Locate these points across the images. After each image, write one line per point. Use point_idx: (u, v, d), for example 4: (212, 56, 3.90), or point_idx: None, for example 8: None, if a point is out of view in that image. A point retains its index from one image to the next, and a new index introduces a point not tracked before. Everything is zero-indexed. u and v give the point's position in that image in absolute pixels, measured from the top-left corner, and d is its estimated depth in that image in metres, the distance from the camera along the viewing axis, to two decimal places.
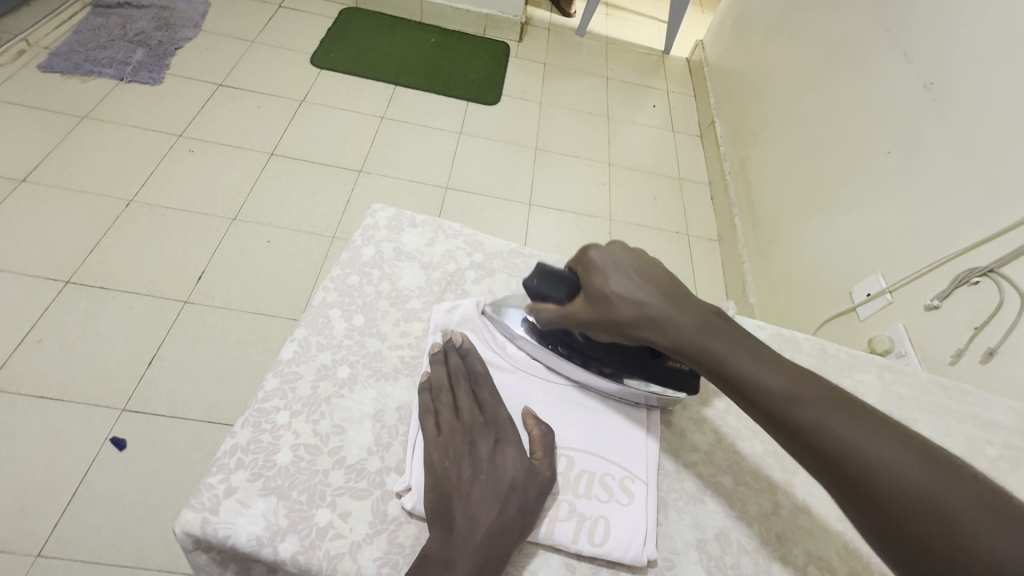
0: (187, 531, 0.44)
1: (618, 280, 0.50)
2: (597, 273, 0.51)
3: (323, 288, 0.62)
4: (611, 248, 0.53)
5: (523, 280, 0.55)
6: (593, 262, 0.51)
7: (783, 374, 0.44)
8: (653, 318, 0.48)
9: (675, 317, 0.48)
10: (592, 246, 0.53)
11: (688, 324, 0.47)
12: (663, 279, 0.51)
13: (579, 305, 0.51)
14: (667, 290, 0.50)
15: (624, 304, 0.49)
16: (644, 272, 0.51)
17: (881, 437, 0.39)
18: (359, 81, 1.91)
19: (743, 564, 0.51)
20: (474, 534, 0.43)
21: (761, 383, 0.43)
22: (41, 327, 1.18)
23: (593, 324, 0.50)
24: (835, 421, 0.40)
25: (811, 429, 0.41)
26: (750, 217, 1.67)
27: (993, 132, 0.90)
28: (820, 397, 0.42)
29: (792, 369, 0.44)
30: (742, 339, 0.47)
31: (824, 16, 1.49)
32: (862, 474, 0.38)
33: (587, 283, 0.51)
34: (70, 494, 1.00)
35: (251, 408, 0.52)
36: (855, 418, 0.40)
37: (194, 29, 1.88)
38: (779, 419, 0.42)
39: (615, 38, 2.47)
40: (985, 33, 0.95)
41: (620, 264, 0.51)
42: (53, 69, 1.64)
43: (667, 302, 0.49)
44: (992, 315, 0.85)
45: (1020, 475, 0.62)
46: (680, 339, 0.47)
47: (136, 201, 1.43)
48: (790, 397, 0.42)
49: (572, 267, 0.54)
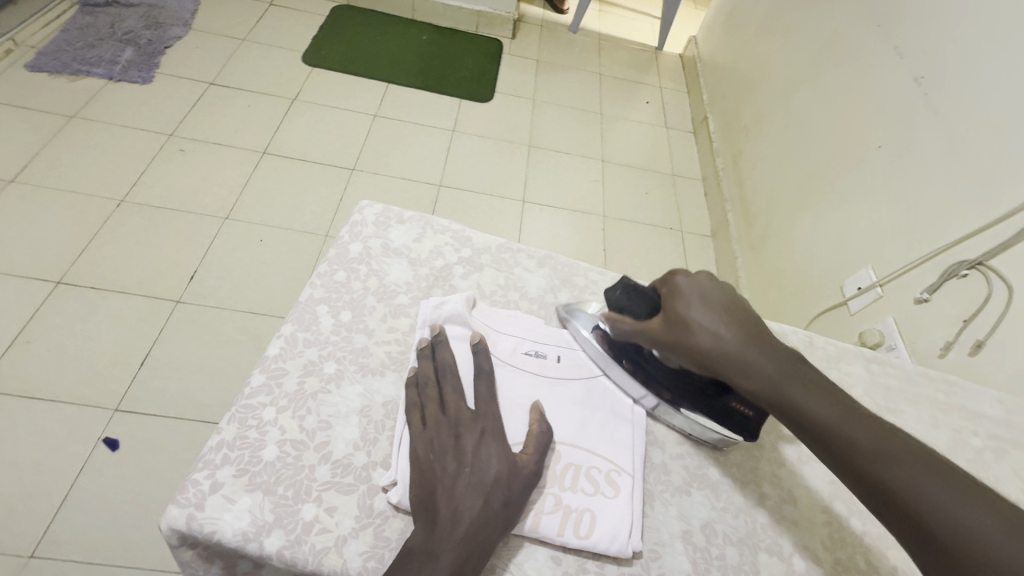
0: (172, 527, 0.45)
1: (702, 310, 0.50)
2: (681, 297, 0.51)
3: (309, 284, 0.62)
4: (698, 277, 0.53)
5: (608, 290, 0.58)
6: (679, 286, 0.52)
7: (860, 422, 0.44)
8: (732, 352, 0.49)
9: (754, 356, 0.48)
10: (680, 272, 0.54)
11: (767, 365, 0.48)
12: (745, 316, 0.51)
13: (657, 324, 0.52)
14: (749, 328, 0.50)
15: (704, 335, 0.49)
16: (727, 306, 0.51)
17: (956, 493, 0.39)
18: (351, 80, 1.90)
19: (728, 554, 0.51)
20: (457, 527, 0.44)
21: (839, 430, 0.44)
22: (31, 328, 1.18)
23: (669, 346, 0.51)
24: (911, 472, 0.41)
25: (884, 477, 0.41)
26: (742, 212, 1.68)
27: (981, 125, 0.91)
28: (898, 448, 0.42)
29: (870, 417, 0.45)
30: (821, 384, 0.47)
31: (815, 11, 1.49)
32: (934, 526, 0.39)
33: (669, 306, 0.52)
34: (62, 495, 1.00)
35: (236, 404, 0.52)
36: (930, 471, 0.41)
37: (184, 28, 1.87)
38: (851, 463, 0.43)
39: (608, 35, 2.47)
40: (975, 26, 0.96)
41: (706, 295, 0.51)
42: (42, 68, 1.63)
43: (748, 340, 0.49)
44: (981, 307, 0.85)
45: (1004, 465, 0.63)
46: (756, 377, 0.48)
47: (127, 201, 1.42)
48: (866, 448, 0.43)
49: (657, 288, 0.55)
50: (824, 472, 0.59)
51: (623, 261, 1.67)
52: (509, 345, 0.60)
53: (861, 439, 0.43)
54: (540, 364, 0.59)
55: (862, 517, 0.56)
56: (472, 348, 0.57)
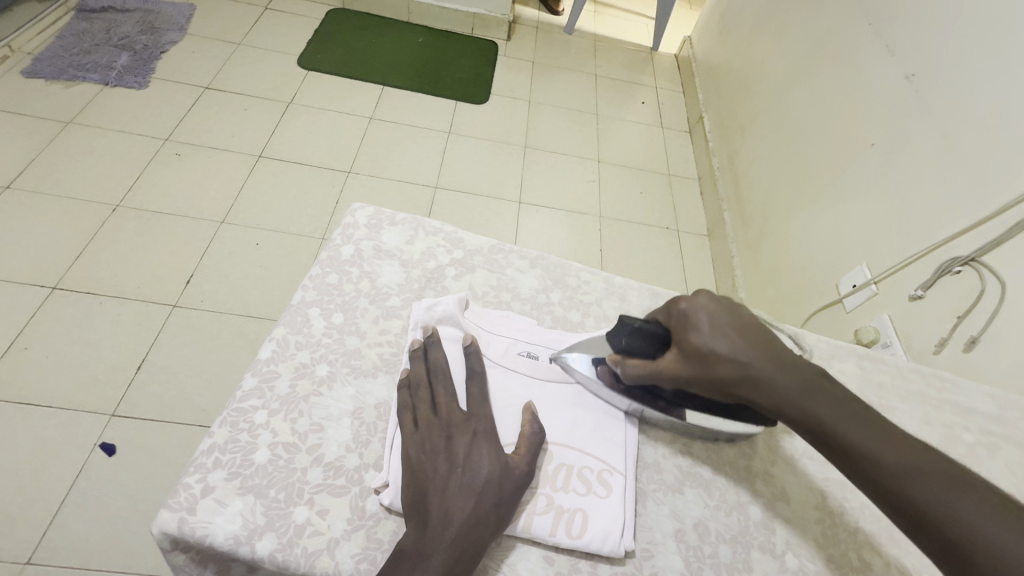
0: (164, 531, 0.45)
1: (716, 337, 0.50)
2: (693, 326, 0.51)
3: (301, 287, 0.62)
4: (706, 302, 0.52)
5: (610, 337, 0.57)
6: (688, 315, 0.52)
7: (888, 440, 0.43)
8: (753, 376, 0.48)
9: (775, 377, 0.47)
10: (684, 298, 0.54)
11: (790, 385, 0.47)
12: (760, 335, 0.51)
13: (672, 359, 0.51)
14: (766, 347, 0.49)
15: (722, 364, 0.49)
16: (741, 329, 0.50)
17: (991, 513, 0.38)
18: (346, 83, 1.90)
19: (721, 552, 0.51)
20: (448, 528, 0.44)
21: (866, 449, 0.43)
22: (27, 334, 1.17)
23: (689, 379, 0.51)
24: (944, 492, 0.40)
25: (918, 498, 0.40)
26: (738, 212, 1.68)
27: (972, 122, 0.91)
28: (928, 466, 0.41)
29: (898, 434, 0.44)
30: (846, 400, 0.46)
31: (808, 11, 1.49)
32: (971, 547, 0.37)
33: (681, 339, 0.51)
34: (60, 501, 1.00)
35: (229, 407, 0.52)
36: (963, 490, 0.40)
37: (179, 32, 1.87)
38: (882, 484, 0.42)
39: (603, 36, 2.47)
40: (966, 24, 0.96)
41: (717, 320, 0.51)
42: (37, 74, 1.63)
43: (767, 360, 0.48)
44: (974, 303, 0.86)
45: (996, 460, 0.63)
46: (778, 398, 0.47)
47: (123, 206, 1.42)
48: (896, 468, 0.41)
49: (664, 322, 0.55)
50: (817, 470, 0.59)
51: (620, 261, 1.67)
52: (501, 346, 0.60)
53: (887, 458, 0.42)
54: (532, 365, 0.59)
55: (855, 514, 0.56)
56: (463, 351, 0.57)
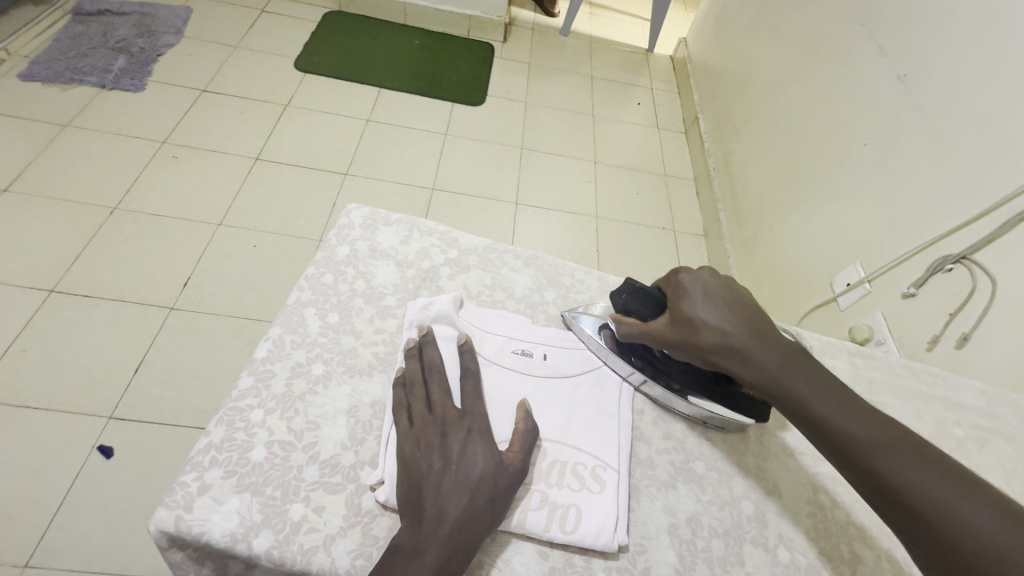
0: (161, 529, 0.45)
1: (707, 309, 0.51)
2: (686, 295, 0.52)
3: (297, 287, 0.63)
4: (703, 275, 0.53)
5: (613, 293, 0.58)
6: (684, 285, 0.52)
7: (860, 416, 0.45)
8: (737, 349, 0.50)
9: (758, 353, 0.49)
10: (684, 270, 0.54)
11: (772, 360, 0.49)
12: (749, 313, 0.52)
13: (662, 323, 0.53)
14: (754, 324, 0.51)
15: (709, 333, 0.50)
16: (731, 304, 0.52)
17: (949, 485, 0.40)
18: (343, 85, 1.91)
19: (713, 547, 0.52)
20: (443, 524, 0.45)
21: (838, 423, 0.45)
22: (25, 337, 1.18)
23: (676, 344, 0.52)
24: (906, 464, 0.42)
25: (881, 468, 0.42)
26: (734, 211, 1.69)
27: (962, 122, 0.92)
28: (894, 440, 0.43)
29: (870, 411, 0.46)
30: (824, 378, 0.48)
31: (802, 12, 1.51)
32: (926, 514, 0.40)
33: (675, 306, 0.52)
34: (59, 504, 1.00)
35: (225, 407, 0.52)
36: (926, 463, 0.42)
37: (176, 35, 1.88)
38: (849, 456, 0.44)
39: (599, 37, 2.49)
40: (957, 23, 0.97)
41: (711, 293, 0.52)
42: (34, 78, 1.63)
43: (752, 336, 0.50)
44: (966, 301, 0.86)
45: (986, 454, 0.63)
46: (759, 372, 0.49)
47: (120, 208, 1.43)
48: (864, 441, 0.44)
49: (662, 287, 0.55)
50: (808, 465, 0.59)
51: (617, 261, 1.67)
52: (496, 343, 0.61)
53: (856, 431, 0.44)
54: (527, 363, 0.60)
55: (847, 508, 0.57)
56: (457, 349, 0.58)
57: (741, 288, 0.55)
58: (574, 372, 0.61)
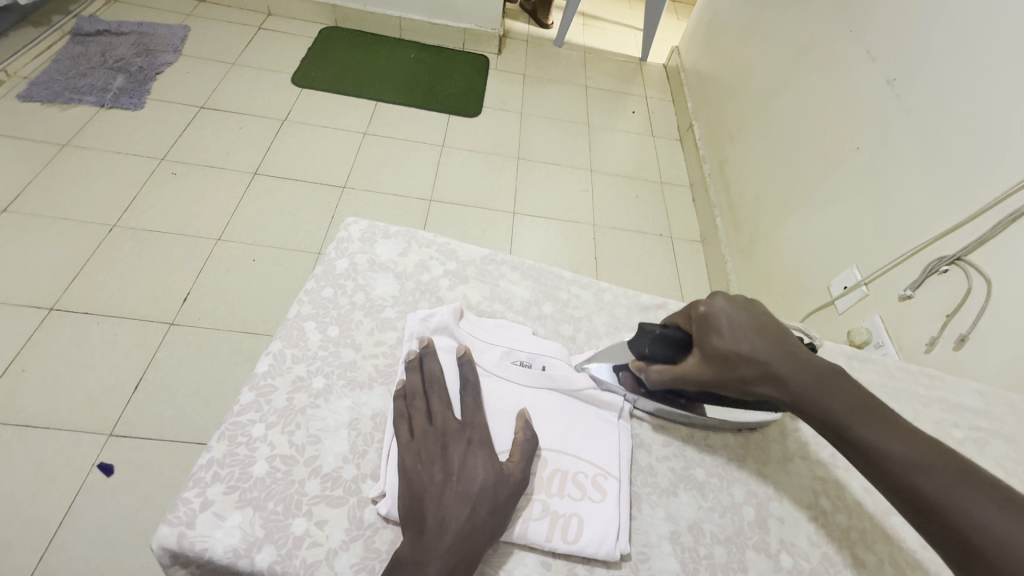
0: (163, 546, 0.45)
1: (736, 340, 0.52)
2: (713, 329, 0.53)
3: (297, 301, 0.63)
4: (724, 306, 0.54)
5: (635, 343, 0.59)
6: (709, 317, 0.54)
7: (901, 436, 0.45)
8: (769, 374, 0.50)
9: (792, 375, 0.50)
10: (703, 302, 0.55)
11: (806, 382, 0.49)
12: (778, 336, 0.53)
13: (694, 362, 0.53)
14: (782, 345, 0.51)
15: (744, 364, 0.51)
16: (758, 329, 0.52)
17: (997, 507, 0.40)
18: (340, 100, 1.93)
19: (716, 554, 0.52)
20: (444, 536, 0.45)
21: (876, 443, 0.45)
22: (24, 357, 1.17)
23: (713, 381, 0.52)
24: (948, 483, 0.42)
25: (927, 491, 0.42)
26: (731, 217, 1.70)
27: (953, 124, 0.93)
28: (934, 459, 0.43)
29: (912, 431, 0.45)
30: (858, 397, 0.48)
31: (792, 18, 1.52)
32: (974, 535, 0.39)
33: (703, 342, 0.53)
34: (58, 523, 1.00)
35: (226, 422, 0.52)
36: (973, 484, 0.41)
37: (173, 54, 1.90)
38: (892, 477, 0.44)
39: (592, 47, 2.52)
40: (946, 29, 0.98)
41: (737, 322, 0.53)
42: (34, 98, 1.65)
43: (784, 359, 0.50)
44: (962, 302, 0.87)
45: (986, 455, 0.63)
46: (794, 393, 0.49)
47: (119, 226, 1.43)
48: (901, 459, 0.44)
49: (684, 326, 0.57)
50: (809, 469, 0.59)
51: (615, 268, 1.68)
52: (496, 355, 0.61)
53: (894, 449, 0.44)
54: (527, 373, 0.60)
55: (848, 512, 0.57)
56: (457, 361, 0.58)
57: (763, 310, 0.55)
58: (572, 381, 0.60)
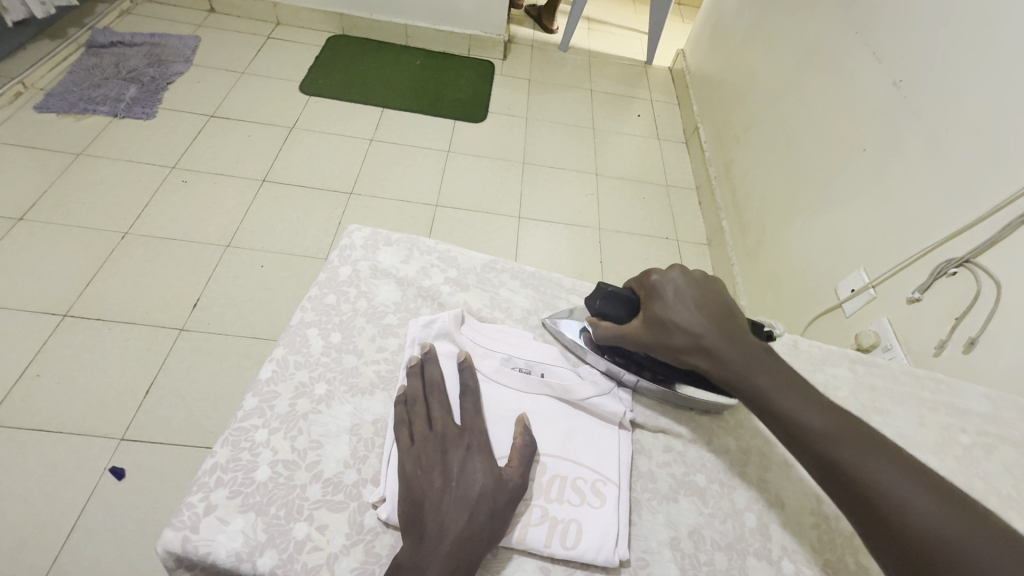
0: (168, 550, 0.46)
1: (678, 310, 0.54)
2: (658, 298, 0.55)
3: (301, 307, 0.64)
4: (675, 278, 0.56)
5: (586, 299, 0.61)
6: (656, 286, 0.56)
7: (821, 410, 0.47)
8: (703, 347, 0.52)
9: (725, 349, 0.51)
10: (656, 271, 0.57)
11: (738, 356, 0.50)
12: (722, 312, 0.54)
13: (636, 325, 0.56)
14: (722, 322, 0.53)
15: (679, 334, 0.53)
16: (703, 305, 0.54)
17: (905, 478, 0.42)
18: (347, 106, 1.95)
19: (716, 560, 0.52)
20: (442, 542, 0.45)
21: (800, 417, 0.47)
22: (39, 362, 1.20)
23: (650, 345, 0.55)
24: (861, 455, 0.43)
25: (840, 460, 0.44)
26: (738, 220, 1.68)
27: (960, 123, 0.92)
28: (852, 434, 0.45)
29: (832, 406, 0.47)
30: (787, 375, 0.50)
31: (797, 21, 1.52)
32: (877, 499, 0.41)
33: (647, 308, 0.56)
34: (70, 527, 1.01)
35: (230, 427, 0.53)
36: (882, 456, 0.43)
37: (185, 63, 1.94)
38: (806, 446, 0.46)
39: (598, 51, 2.53)
40: (952, 30, 0.97)
41: (683, 295, 0.55)
42: (50, 109, 1.69)
43: (721, 335, 0.52)
44: (971, 304, 0.86)
45: (994, 461, 0.62)
46: (729, 368, 0.50)
47: (131, 234, 1.46)
48: (821, 432, 0.45)
49: (635, 291, 0.59)
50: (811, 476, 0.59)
51: (621, 270, 1.68)
52: (493, 361, 0.61)
53: (815, 422, 0.46)
54: (525, 379, 0.60)
55: None
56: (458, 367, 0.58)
57: (721, 292, 0.56)
58: (575, 391, 0.59)
